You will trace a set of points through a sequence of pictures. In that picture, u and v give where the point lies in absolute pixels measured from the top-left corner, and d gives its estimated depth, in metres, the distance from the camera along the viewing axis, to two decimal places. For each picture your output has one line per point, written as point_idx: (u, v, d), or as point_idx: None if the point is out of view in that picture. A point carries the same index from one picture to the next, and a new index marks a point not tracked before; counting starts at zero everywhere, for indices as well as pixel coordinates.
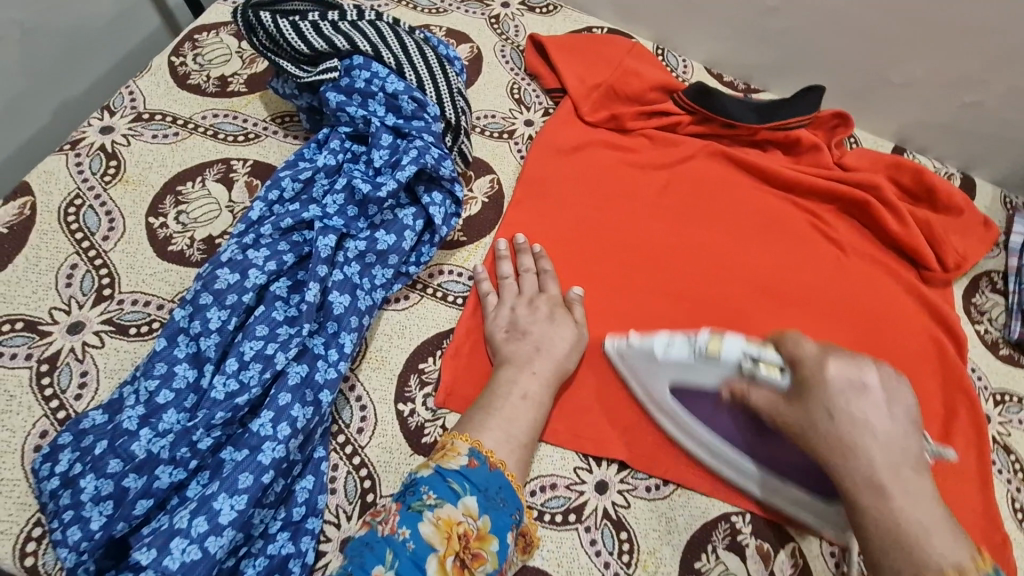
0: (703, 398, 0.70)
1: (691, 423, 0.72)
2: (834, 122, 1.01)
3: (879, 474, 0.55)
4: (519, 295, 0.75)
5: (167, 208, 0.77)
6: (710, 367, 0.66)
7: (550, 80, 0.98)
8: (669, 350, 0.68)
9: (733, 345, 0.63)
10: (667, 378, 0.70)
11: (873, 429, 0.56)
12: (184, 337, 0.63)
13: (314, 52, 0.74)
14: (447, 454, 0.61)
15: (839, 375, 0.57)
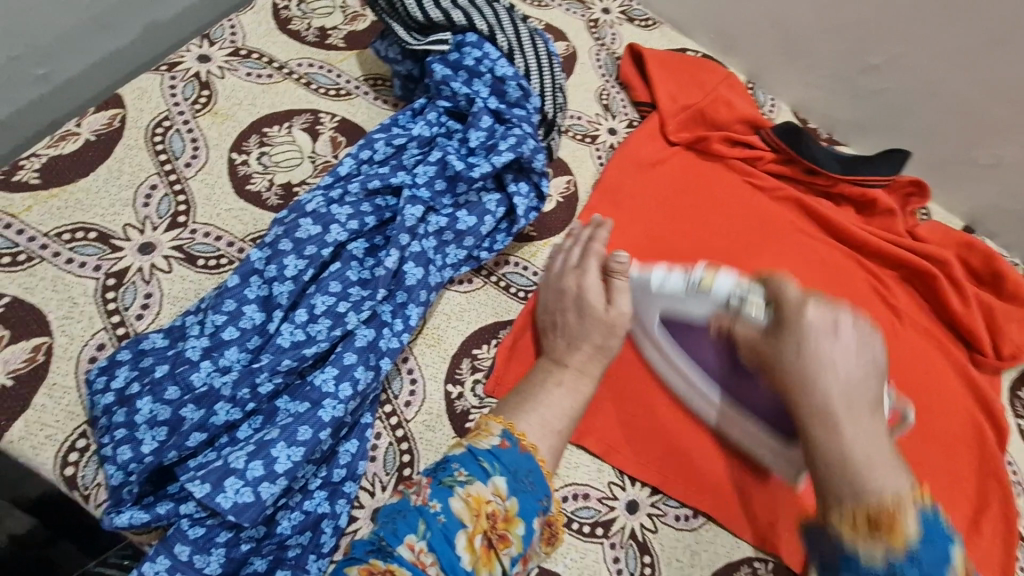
0: (692, 331, 0.71)
1: (680, 354, 0.73)
2: (909, 190, 0.99)
3: (834, 402, 0.57)
4: (564, 263, 0.74)
5: (251, 147, 0.76)
6: (703, 299, 0.67)
7: (641, 93, 0.99)
8: (664, 283, 0.69)
9: (726, 282, 0.66)
10: (659, 306, 0.71)
11: (846, 371, 0.58)
12: (257, 278, 0.62)
13: (428, 21, 0.74)
14: (480, 434, 0.59)
15: (815, 320, 0.59)
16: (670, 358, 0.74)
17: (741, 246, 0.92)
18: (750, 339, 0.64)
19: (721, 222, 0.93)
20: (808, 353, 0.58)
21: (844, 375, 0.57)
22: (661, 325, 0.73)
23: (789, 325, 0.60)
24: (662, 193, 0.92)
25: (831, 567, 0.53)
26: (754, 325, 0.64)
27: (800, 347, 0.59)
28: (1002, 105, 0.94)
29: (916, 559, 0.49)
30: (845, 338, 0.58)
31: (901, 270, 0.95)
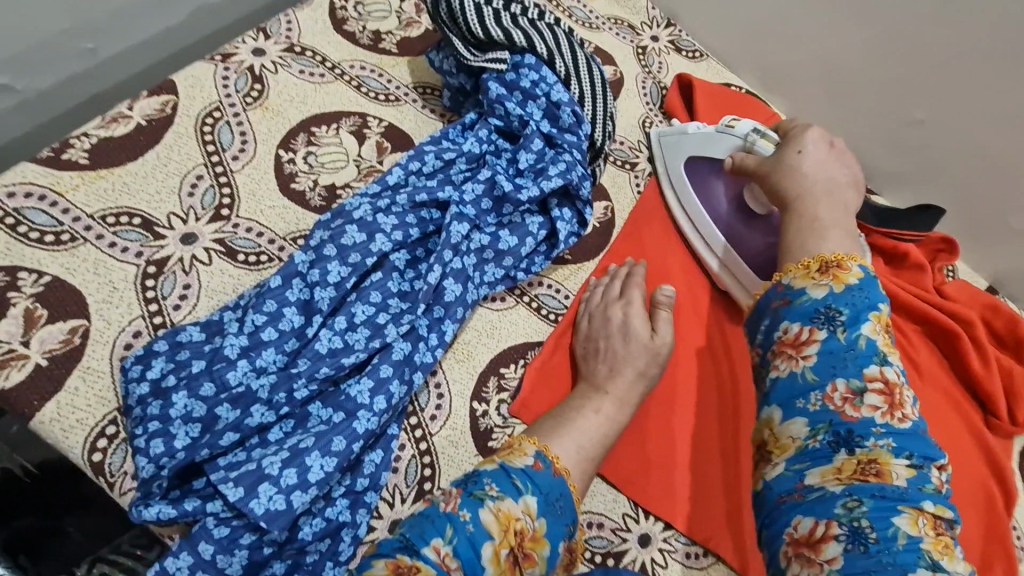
0: (710, 169, 0.86)
1: (692, 193, 0.87)
2: (939, 246, 1.00)
3: (807, 186, 0.70)
4: (605, 296, 0.76)
5: (298, 145, 0.77)
6: (729, 137, 0.82)
7: (684, 123, 0.98)
8: (699, 129, 0.86)
9: (746, 124, 0.81)
10: (687, 150, 0.88)
11: (827, 173, 0.71)
12: (299, 281, 0.62)
13: (488, 38, 0.74)
14: (514, 452, 0.60)
15: (815, 134, 0.74)
16: (686, 200, 0.88)
17: None
18: (757, 165, 0.76)
19: None
20: (795, 159, 0.72)
21: (823, 181, 0.71)
22: (686, 169, 0.89)
23: (790, 139, 0.75)
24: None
25: (778, 307, 0.61)
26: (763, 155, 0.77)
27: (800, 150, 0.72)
28: None
29: (851, 293, 0.58)
30: (837, 152, 0.73)
31: (927, 326, 0.96)
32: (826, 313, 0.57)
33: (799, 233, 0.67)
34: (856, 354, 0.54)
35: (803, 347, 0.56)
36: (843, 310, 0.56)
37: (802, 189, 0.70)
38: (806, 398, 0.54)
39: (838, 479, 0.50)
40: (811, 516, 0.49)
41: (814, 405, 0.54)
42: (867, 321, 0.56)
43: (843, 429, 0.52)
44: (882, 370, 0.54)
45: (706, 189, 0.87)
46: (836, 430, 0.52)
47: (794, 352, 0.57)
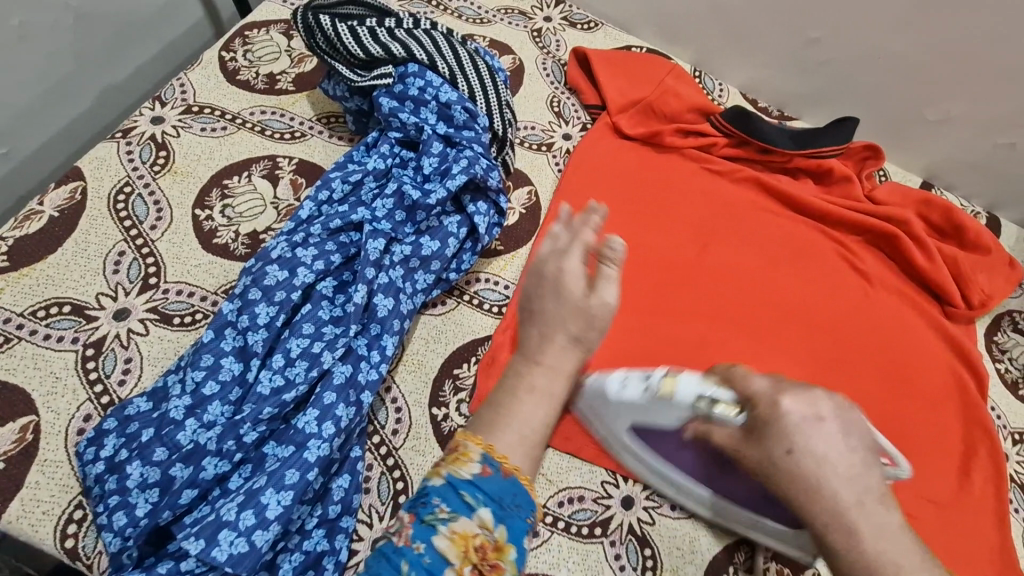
0: (664, 437, 0.67)
1: (652, 456, 0.69)
2: (865, 155, 1.04)
3: (845, 510, 0.49)
4: (546, 246, 0.69)
5: (213, 201, 0.78)
6: (674, 410, 0.60)
7: (590, 96, 1.01)
8: (625, 389, 0.64)
9: (687, 386, 0.59)
10: (628, 418, 0.66)
11: (835, 465, 0.50)
12: (232, 330, 0.64)
13: (370, 57, 0.76)
14: (458, 459, 0.56)
15: (797, 415, 0.51)
16: (642, 458, 0.70)
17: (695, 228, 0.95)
18: (729, 446, 0.55)
19: (674, 208, 0.96)
20: (789, 466, 0.51)
21: (844, 473, 0.50)
22: (634, 429, 0.68)
23: (768, 430, 0.52)
24: (629, 200, 0.95)
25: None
26: (732, 432, 0.55)
27: (791, 449, 0.50)
28: (944, 57, 0.97)
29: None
30: (831, 428, 0.51)
31: (866, 234, 0.98)
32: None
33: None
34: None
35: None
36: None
37: (832, 508, 0.49)
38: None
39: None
40: None
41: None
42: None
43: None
44: None
45: (665, 451, 0.68)
46: None
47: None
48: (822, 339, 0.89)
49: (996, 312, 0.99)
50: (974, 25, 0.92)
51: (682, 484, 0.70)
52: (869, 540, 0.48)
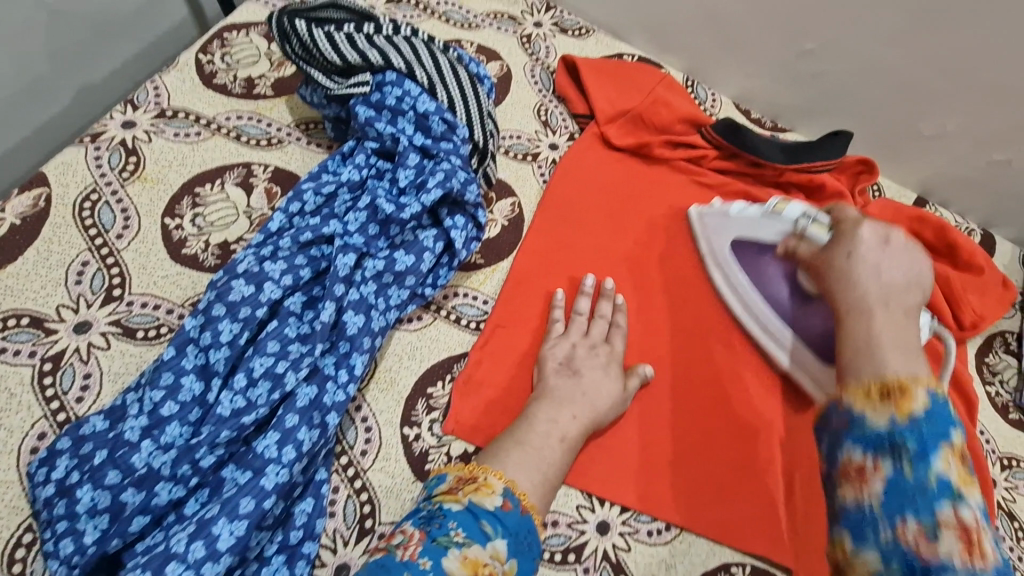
0: (761, 256, 0.82)
1: (741, 273, 0.84)
2: (858, 169, 1.01)
3: (868, 299, 0.62)
4: (583, 335, 0.77)
5: (184, 209, 0.76)
6: (776, 223, 0.77)
7: (579, 105, 0.98)
8: (743, 211, 0.81)
9: (796, 208, 0.76)
10: (734, 233, 0.83)
11: (883, 274, 0.64)
12: (193, 347, 0.61)
13: (346, 64, 0.73)
14: (481, 490, 0.58)
15: (868, 232, 0.67)
16: (733, 280, 0.85)
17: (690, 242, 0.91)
18: (809, 258, 0.72)
19: (665, 222, 0.92)
20: (843, 266, 0.66)
21: (878, 286, 0.63)
22: (734, 249, 0.85)
23: (843, 236, 0.69)
24: (619, 211, 0.92)
25: (837, 429, 0.55)
26: (816, 245, 0.72)
27: (850, 252, 0.66)
28: (940, 72, 0.94)
29: (919, 423, 0.52)
30: (895, 248, 0.66)
31: None
32: (891, 443, 0.52)
33: (849, 351, 0.60)
34: (927, 491, 0.49)
35: (870, 479, 0.52)
36: (910, 440, 0.51)
37: (860, 296, 0.63)
38: (877, 530, 0.50)
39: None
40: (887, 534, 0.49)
41: (885, 539, 0.49)
42: (937, 455, 0.50)
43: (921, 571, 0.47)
44: (957, 511, 0.48)
45: (758, 270, 0.83)
46: (909, 570, 0.47)
47: (860, 478, 0.52)
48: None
49: (988, 333, 0.97)
50: (972, 41, 0.90)
51: (768, 321, 0.82)
52: (872, 320, 0.60)
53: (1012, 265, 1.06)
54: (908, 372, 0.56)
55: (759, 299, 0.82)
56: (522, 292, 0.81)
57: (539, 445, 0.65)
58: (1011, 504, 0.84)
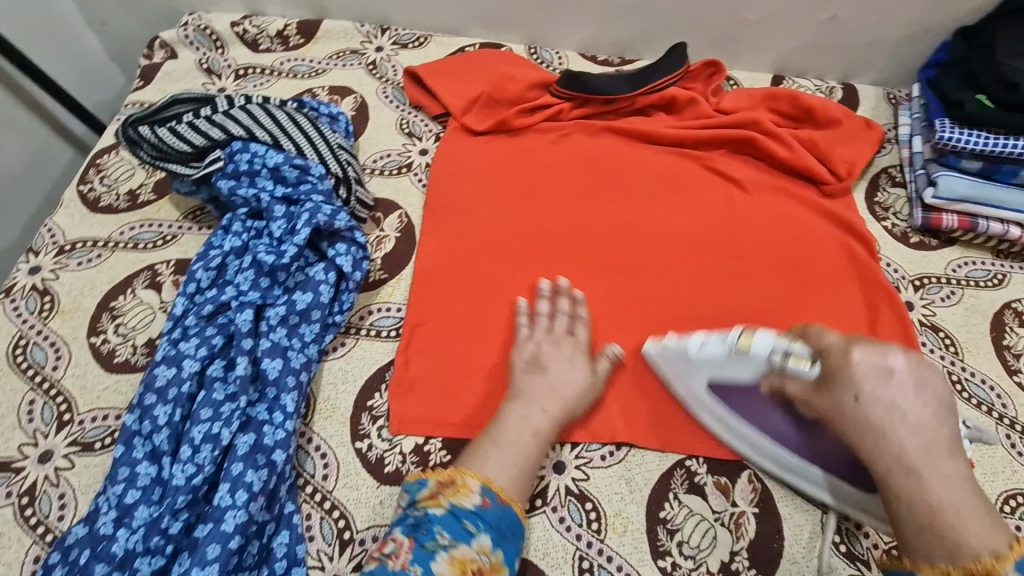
0: (743, 393, 0.73)
1: (739, 421, 0.74)
2: (708, 71, 1.08)
3: (911, 456, 0.57)
4: (548, 332, 0.81)
5: (106, 324, 0.83)
6: (745, 363, 0.69)
7: (433, 107, 1.05)
8: (703, 349, 0.72)
9: (763, 342, 0.67)
10: (705, 375, 0.73)
11: (897, 408, 0.58)
12: (139, 438, 0.68)
13: (196, 148, 0.80)
14: (460, 492, 0.66)
15: (863, 361, 0.59)
16: (726, 422, 0.75)
17: (567, 189, 0.97)
18: (803, 396, 0.65)
19: (542, 178, 0.98)
20: (856, 413, 0.59)
21: (903, 427, 0.58)
22: (714, 392, 0.75)
23: (840, 380, 0.61)
24: (502, 189, 0.97)
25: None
26: (805, 383, 0.64)
27: (857, 395, 0.59)
28: None
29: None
30: (903, 380, 0.58)
31: (725, 144, 1.02)
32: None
33: (915, 538, 0.57)
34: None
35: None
36: None
37: (896, 457, 0.58)
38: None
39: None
40: None
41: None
42: None
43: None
44: None
45: (759, 416, 0.73)
46: None
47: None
48: (726, 257, 0.92)
49: (872, 175, 1.03)
50: None
51: (797, 466, 0.72)
52: (926, 494, 0.56)
53: (880, 105, 1.12)
54: (978, 535, 0.54)
55: (755, 434, 0.74)
56: (433, 291, 0.87)
57: (500, 425, 0.72)
58: (933, 317, 0.90)
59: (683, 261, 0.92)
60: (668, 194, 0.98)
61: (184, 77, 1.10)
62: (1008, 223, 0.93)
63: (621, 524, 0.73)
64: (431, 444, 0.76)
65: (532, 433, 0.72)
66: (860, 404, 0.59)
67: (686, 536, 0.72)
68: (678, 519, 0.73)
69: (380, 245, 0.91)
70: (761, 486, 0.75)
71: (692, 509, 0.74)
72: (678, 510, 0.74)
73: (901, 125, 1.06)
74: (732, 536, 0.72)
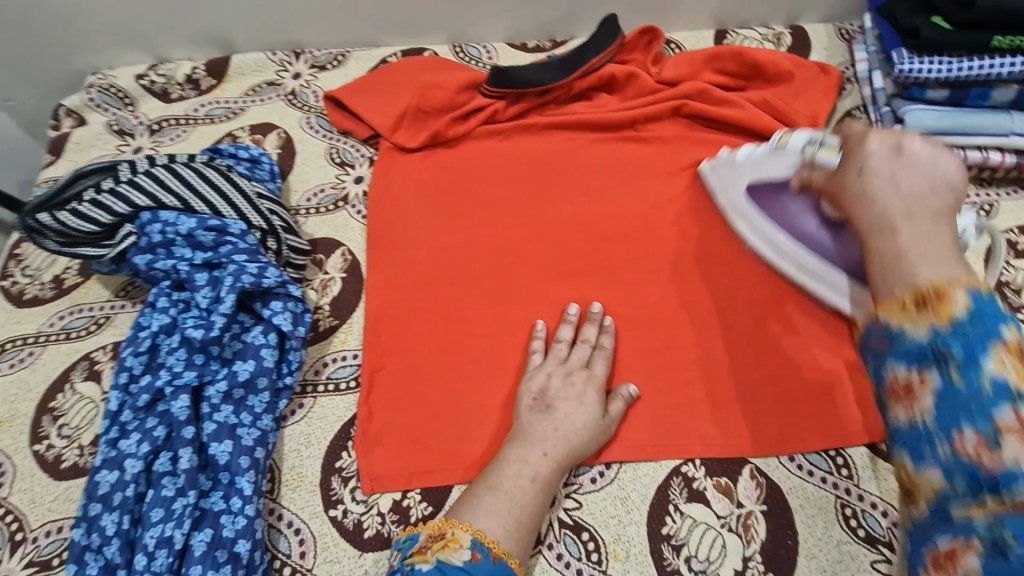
0: (779, 192, 0.77)
1: (764, 222, 0.80)
2: (646, 40, 1.00)
3: (891, 214, 0.54)
4: (561, 362, 0.75)
5: (47, 428, 0.77)
6: (784, 156, 0.75)
7: (362, 130, 0.98)
8: (751, 153, 0.80)
9: (800, 139, 0.73)
10: (748, 176, 0.80)
11: (899, 182, 0.55)
12: (91, 553, 0.63)
13: (105, 226, 0.75)
14: (449, 546, 0.59)
15: (874, 144, 0.58)
16: (765, 235, 0.81)
17: (509, 193, 0.91)
18: (824, 183, 0.65)
19: (485, 186, 0.92)
20: (855, 184, 0.58)
21: (901, 194, 0.55)
22: (751, 197, 0.81)
23: (848, 144, 0.62)
24: (458, 207, 0.91)
25: (879, 349, 0.51)
26: (829, 168, 0.65)
27: (860, 168, 0.58)
28: None
29: (963, 327, 0.46)
30: (911, 154, 0.56)
31: (677, 117, 0.96)
32: (934, 353, 0.47)
33: (874, 279, 0.53)
34: (982, 398, 0.44)
35: (917, 394, 0.47)
36: (955, 347, 0.46)
37: (878, 213, 0.55)
38: (934, 445, 0.46)
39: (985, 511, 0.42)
40: (948, 535, 0.43)
41: (944, 453, 0.45)
42: (988, 354, 0.45)
43: (986, 476, 0.42)
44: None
45: (781, 210, 0.78)
46: (975, 487, 0.43)
47: (908, 395, 0.48)
48: (718, 238, 0.85)
49: (837, 120, 0.97)
50: None
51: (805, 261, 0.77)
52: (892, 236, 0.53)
53: (832, 43, 1.05)
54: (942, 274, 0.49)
55: (778, 237, 0.79)
56: (400, 331, 0.81)
57: (497, 470, 0.67)
58: None
59: (657, 251, 0.85)
60: (628, 183, 0.91)
61: (94, 143, 1.03)
62: (986, 149, 0.87)
63: (622, 550, 0.67)
64: (409, 498, 0.71)
65: (498, 463, 0.68)
66: (863, 174, 0.58)
67: (694, 550, 0.67)
68: (682, 533, 0.68)
69: (326, 290, 0.85)
70: (766, 480, 0.70)
71: (696, 519, 0.68)
72: (682, 523, 0.68)
73: (858, 62, 1.00)
74: (742, 541, 0.67)
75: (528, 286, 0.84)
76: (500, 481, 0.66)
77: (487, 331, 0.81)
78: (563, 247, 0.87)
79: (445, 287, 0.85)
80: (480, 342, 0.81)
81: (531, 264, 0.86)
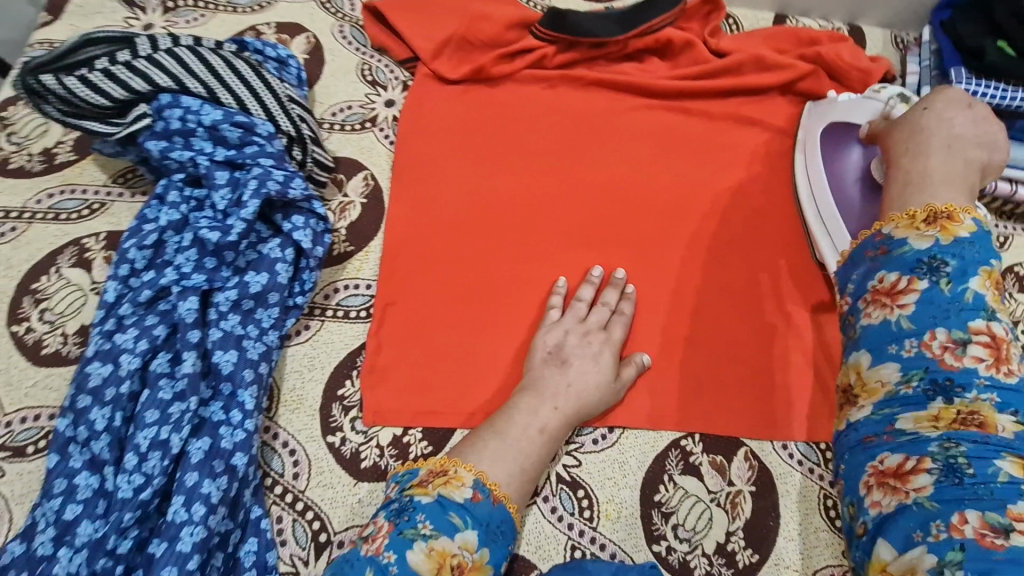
0: (846, 139, 0.82)
1: (816, 153, 0.85)
2: (707, 10, 0.97)
3: (929, 149, 0.62)
4: (580, 321, 0.75)
5: (27, 310, 0.72)
6: (871, 103, 0.81)
7: (399, 51, 0.92)
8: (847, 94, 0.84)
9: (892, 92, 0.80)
10: (831, 116, 0.85)
11: (954, 125, 0.63)
12: (75, 446, 0.60)
13: (117, 102, 0.69)
14: (450, 484, 0.59)
15: (952, 93, 0.66)
16: (811, 164, 0.85)
17: (547, 143, 0.88)
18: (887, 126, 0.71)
19: (521, 133, 0.88)
20: (916, 117, 0.65)
21: (953, 133, 0.62)
22: (824, 134, 0.85)
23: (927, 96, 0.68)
24: (492, 151, 0.87)
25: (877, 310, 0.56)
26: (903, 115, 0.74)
27: (925, 106, 0.65)
28: None
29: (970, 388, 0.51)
30: (975, 113, 0.64)
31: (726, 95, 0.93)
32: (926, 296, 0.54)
33: (894, 182, 0.63)
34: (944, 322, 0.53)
35: (897, 293, 0.55)
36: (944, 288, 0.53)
37: (919, 141, 0.63)
38: (899, 343, 0.53)
39: (934, 424, 0.50)
40: (901, 451, 0.50)
41: (909, 351, 0.53)
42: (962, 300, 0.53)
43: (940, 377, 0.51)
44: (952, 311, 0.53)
45: (838, 152, 0.82)
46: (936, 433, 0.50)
47: (893, 316, 0.55)
48: (752, 230, 0.85)
49: None
50: None
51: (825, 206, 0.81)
52: (930, 150, 0.62)
53: (886, 50, 1.04)
54: (949, 201, 0.58)
55: (819, 175, 0.83)
56: (417, 268, 0.78)
57: (506, 417, 0.67)
58: None
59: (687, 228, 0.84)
60: (667, 154, 0.89)
61: (99, 11, 0.93)
62: None
63: (614, 511, 0.69)
64: (411, 435, 0.70)
65: (506, 410, 0.67)
66: (926, 108, 0.65)
67: (682, 519, 0.69)
68: (673, 502, 0.70)
69: (344, 213, 0.81)
70: (758, 463, 0.73)
71: (687, 491, 0.70)
72: (673, 493, 0.70)
73: (909, 73, 0.99)
74: (728, 516, 0.70)
75: (553, 242, 0.82)
76: (507, 428, 0.65)
77: (507, 282, 0.79)
78: (594, 207, 0.85)
79: (469, 229, 0.82)
80: (499, 290, 0.79)
81: (559, 221, 0.84)
